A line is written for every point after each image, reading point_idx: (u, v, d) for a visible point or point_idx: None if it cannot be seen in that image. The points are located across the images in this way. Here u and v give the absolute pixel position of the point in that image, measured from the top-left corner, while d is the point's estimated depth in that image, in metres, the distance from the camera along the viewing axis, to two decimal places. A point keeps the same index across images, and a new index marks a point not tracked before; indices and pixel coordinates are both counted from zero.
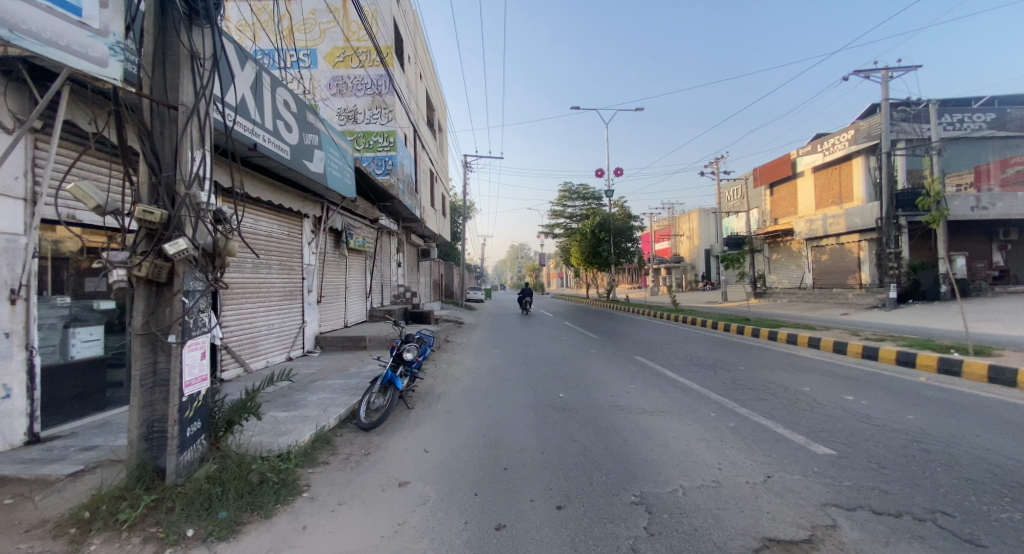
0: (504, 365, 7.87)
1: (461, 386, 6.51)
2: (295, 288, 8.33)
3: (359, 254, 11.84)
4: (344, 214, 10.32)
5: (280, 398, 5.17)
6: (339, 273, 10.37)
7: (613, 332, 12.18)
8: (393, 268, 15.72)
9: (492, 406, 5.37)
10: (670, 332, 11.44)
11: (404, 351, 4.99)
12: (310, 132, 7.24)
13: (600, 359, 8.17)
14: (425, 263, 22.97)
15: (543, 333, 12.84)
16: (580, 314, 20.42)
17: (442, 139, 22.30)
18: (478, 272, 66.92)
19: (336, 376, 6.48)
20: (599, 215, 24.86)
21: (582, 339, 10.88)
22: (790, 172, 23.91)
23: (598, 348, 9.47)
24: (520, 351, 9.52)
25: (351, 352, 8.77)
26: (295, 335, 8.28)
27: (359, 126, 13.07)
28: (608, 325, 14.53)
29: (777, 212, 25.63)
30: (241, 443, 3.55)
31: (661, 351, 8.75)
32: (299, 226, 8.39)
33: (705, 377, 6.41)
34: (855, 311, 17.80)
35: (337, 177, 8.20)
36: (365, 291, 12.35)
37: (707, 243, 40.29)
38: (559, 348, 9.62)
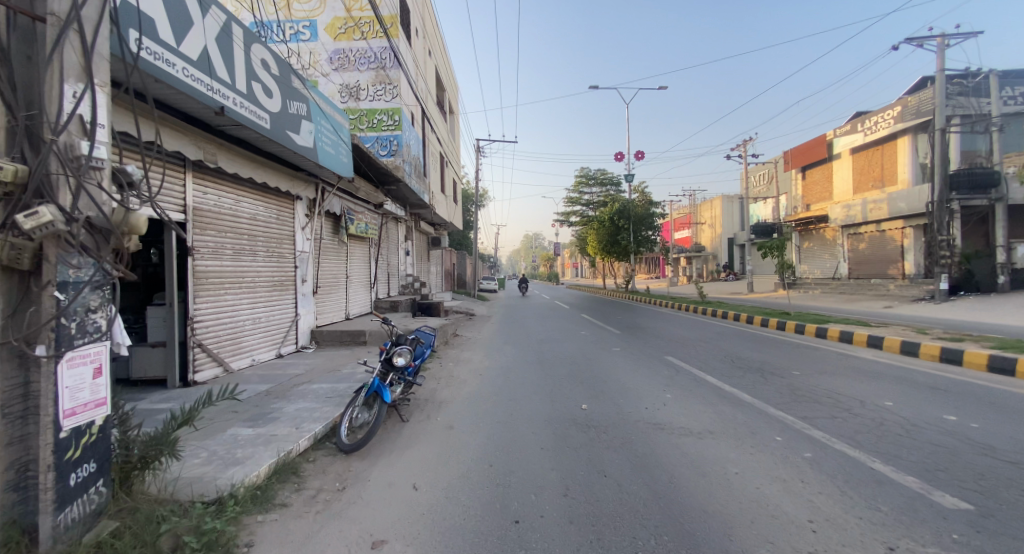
0: (517, 366, 6.96)
1: (467, 392, 5.62)
2: (286, 278, 7.53)
3: (362, 241, 11.00)
4: (342, 197, 9.43)
5: (249, 409, 4.36)
6: (339, 261, 9.55)
7: (636, 326, 11.16)
8: (402, 257, 14.92)
9: (503, 420, 4.46)
10: (699, 327, 10.39)
11: (395, 355, 4.07)
12: (296, 100, 6.33)
13: (626, 358, 7.19)
14: (437, 252, 22.18)
15: (559, 325, 11.90)
16: (598, 306, 19.39)
17: (453, 122, 21.33)
18: (493, 261, 66.14)
19: (324, 379, 5.64)
20: (619, 202, 23.63)
21: (602, 334, 9.90)
22: (826, 155, 22.39)
23: (622, 344, 8.49)
24: (535, 347, 8.60)
25: (349, 348, 7.95)
26: (286, 329, 7.49)
27: (362, 103, 12.12)
28: (630, 319, 13.53)
29: (808, 198, 24.16)
30: (167, 485, 2.69)
31: (695, 349, 7.72)
32: (290, 209, 7.56)
33: (755, 384, 5.40)
34: (899, 303, 16.38)
35: (329, 153, 7.30)
36: (369, 280, 11.55)
37: (731, 232, 38.70)
38: (578, 344, 8.67)
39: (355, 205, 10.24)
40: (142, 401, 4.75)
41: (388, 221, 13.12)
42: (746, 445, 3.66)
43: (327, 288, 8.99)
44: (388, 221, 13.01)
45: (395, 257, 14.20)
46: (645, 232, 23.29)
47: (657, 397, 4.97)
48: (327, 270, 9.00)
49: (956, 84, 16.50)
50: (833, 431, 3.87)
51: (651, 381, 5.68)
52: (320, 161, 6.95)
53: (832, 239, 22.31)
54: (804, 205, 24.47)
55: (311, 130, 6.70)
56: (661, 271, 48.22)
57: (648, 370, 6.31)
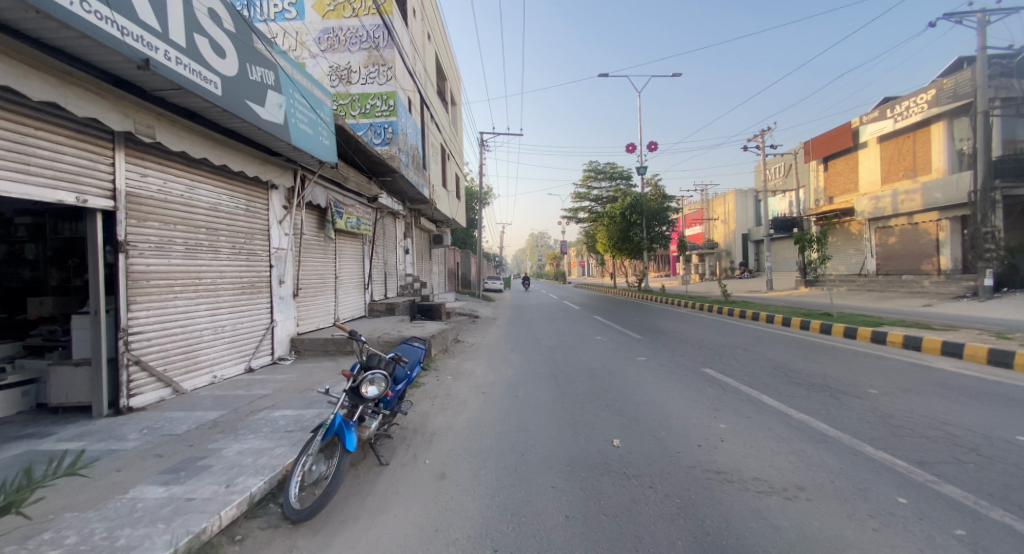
0: (528, 381, 5.87)
1: (467, 417, 4.54)
2: (259, 278, 6.47)
3: (354, 237, 9.94)
4: (329, 188, 8.34)
5: (177, 454, 3.30)
6: (325, 260, 8.51)
7: (658, 329, 10.05)
8: (400, 255, 13.90)
9: (513, 465, 3.37)
10: (730, 330, 9.24)
11: (364, 383, 2.97)
12: (260, 65, 5.28)
13: (656, 371, 6.08)
14: (440, 251, 21.15)
15: (571, 329, 10.82)
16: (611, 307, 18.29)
17: (456, 114, 20.35)
18: (499, 260, 65.23)
19: (290, 404, 4.59)
20: (630, 196, 22.47)
21: (621, 340, 8.79)
22: (851, 144, 21.07)
23: (647, 352, 7.38)
24: (547, 357, 7.50)
25: (333, 359, 6.91)
26: (259, 339, 6.43)
27: (354, 87, 11.06)
28: (650, 320, 12.41)
29: (832, 190, 22.82)
30: None
31: (734, 359, 6.60)
32: (263, 198, 6.51)
33: (830, 407, 4.26)
34: (937, 301, 15.12)
35: (305, 133, 6.23)
36: (362, 280, 10.53)
37: (745, 228, 37.39)
38: (596, 353, 7.58)
39: (345, 199, 9.14)
40: (49, 438, 3.71)
41: (385, 217, 12.07)
42: (862, 513, 2.53)
43: (310, 291, 7.94)
44: (384, 216, 11.94)
45: (393, 255, 13.14)
46: (659, 228, 22.15)
47: (711, 430, 3.86)
48: (310, 269, 7.95)
49: (997, 64, 15.15)
50: (980, 488, 2.69)
51: (695, 403, 4.57)
52: (292, 141, 5.89)
53: (858, 233, 21.04)
54: (827, 198, 23.15)
55: (281, 103, 5.64)
56: (672, 269, 46.93)
57: (687, 387, 5.19)
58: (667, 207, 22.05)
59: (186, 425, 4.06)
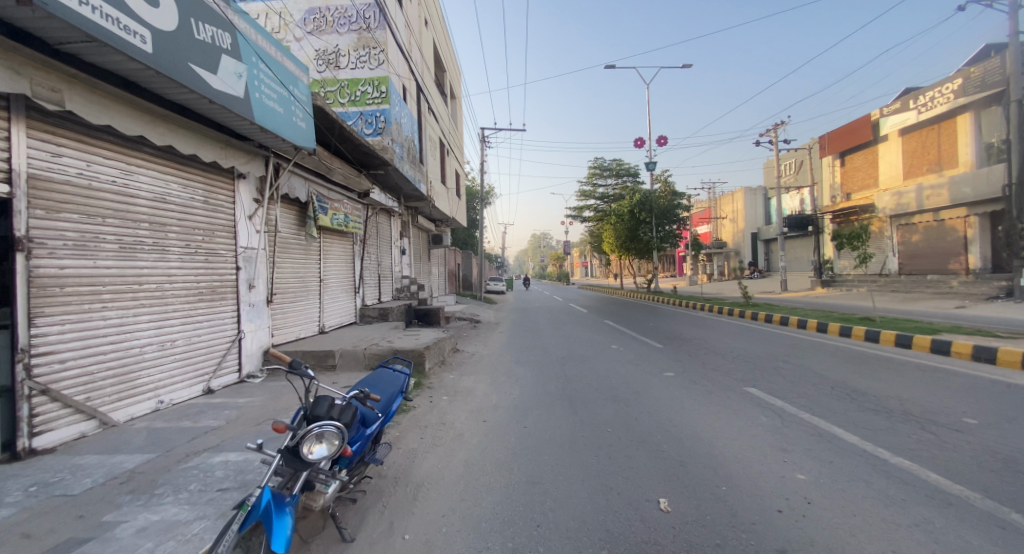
0: (538, 404, 4.91)
1: (462, 458, 3.58)
2: (221, 283, 5.53)
3: (342, 236, 8.99)
4: (311, 181, 7.39)
5: (54, 533, 2.36)
6: (307, 261, 7.56)
7: (678, 335, 9.09)
8: (396, 256, 12.98)
9: (525, 544, 2.40)
10: (760, 337, 8.27)
11: (308, 442, 2.00)
12: (210, 23, 4.34)
13: (690, 390, 5.11)
14: (440, 252, 20.24)
15: (581, 335, 9.86)
16: (620, 309, 17.32)
17: (456, 107, 19.43)
18: (501, 261, 64.38)
19: (239, 442, 3.63)
20: (638, 192, 21.47)
21: (639, 349, 7.81)
22: (871, 138, 20.05)
23: (673, 365, 6.41)
24: (558, 371, 6.54)
25: (310, 375, 5.96)
26: (221, 354, 5.49)
27: (342, 72, 10.13)
28: (665, 323, 11.46)
29: (850, 186, 21.77)
30: None
31: (779, 375, 5.63)
32: (225, 188, 5.58)
33: (932, 447, 3.30)
34: (972, 302, 14.07)
35: (273, 110, 5.29)
36: (352, 283, 9.60)
37: (755, 227, 36.38)
38: (614, 366, 6.61)
39: (330, 193, 8.19)
40: None
41: (379, 214, 11.11)
42: None
43: (289, 296, 6.99)
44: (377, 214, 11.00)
45: (388, 255, 12.20)
46: (669, 227, 21.18)
47: (787, 486, 2.88)
48: (288, 272, 7.00)
49: None
50: None
51: (751, 441, 3.60)
52: (256, 120, 4.95)
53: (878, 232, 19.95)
54: (844, 194, 22.07)
55: (239, 72, 4.71)
56: (679, 269, 45.92)
57: (735, 415, 4.22)
58: (677, 205, 21.05)
59: (95, 478, 3.10)
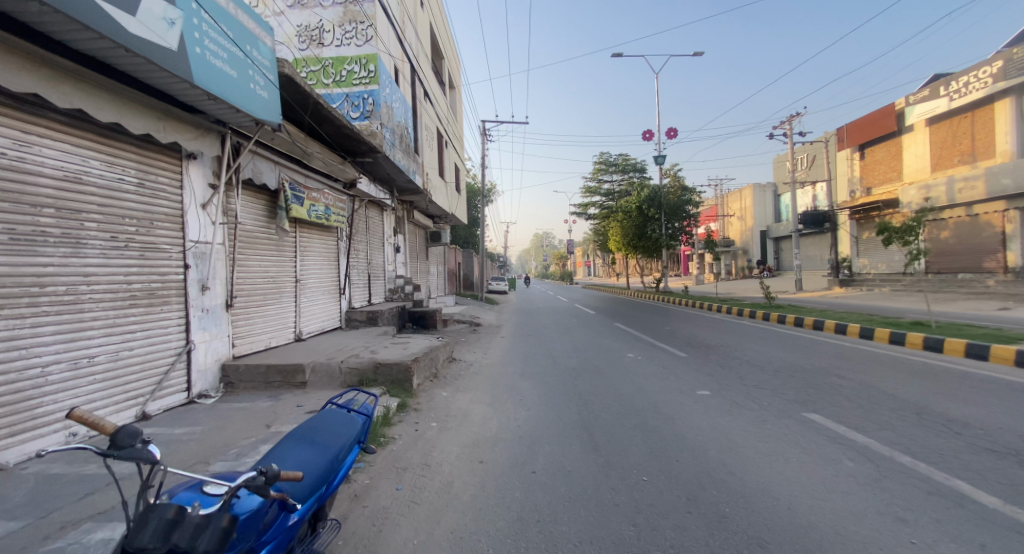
0: (548, 437, 3.91)
1: (450, 529, 2.57)
2: (163, 285, 4.51)
3: (323, 230, 8.02)
4: (282, 165, 6.39)
5: None
6: (279, 258, 6.58)
7: (701, 342, 8.11)
8: (389, 254, 12.02)
9: None
10: (795, 344, 7.30)
11: None
12: None
13: (736, 417, 4.11)
14: (438, 250, 19.31)
15: (591, 341, 8.88)
16: (629, 310, 16.40)
17: (455, 98, 18.48)
18: (502, 260, 63.50)
19: (144, 503, 2.64)
20: (647, 188, 20.47)
21: (661, 359, 6.82)
22: (895, 128, 19.02)
23: (704, 380, 5.43)
24: (567, 387, 5.55)
25: (275, 394, 5.00)
26: (164, 371, 4.48)
27: (326, 50, 9.16)
28: (681, 326, 10.49)
29: (870, 180, 20.72)
30: None
31: (839, 396, 4.65)
32: (167, 169, 4.57)
33: None
34: (1015, 303, 13.02)
35: (222, 71, 4.30)
36: (337, 284, 8.63)
37: (763, 225, 35.39)
38: (634, 380, 5.63)
39: (307, 181, 7.20)
40: None
41: (367, 207, 10.13)
42: None
43: (256, 300, 6.00)
44: (366, 206, 10.02)
45: (379, 253, 11.21)
46: (680, 224, 20.16)
47: None
48: (255, 270, 6.01)
49: None
50: None
51: (852, 504, 2.60)
52: (196, 82, 3.96)
53: None
54: (864, 189, 21.02)
55: (173, 19, 3.72)
56: (684, 268, 44.98)
57: (808, 458, 3.23)
58: (689, 200, 19.98)
59: None
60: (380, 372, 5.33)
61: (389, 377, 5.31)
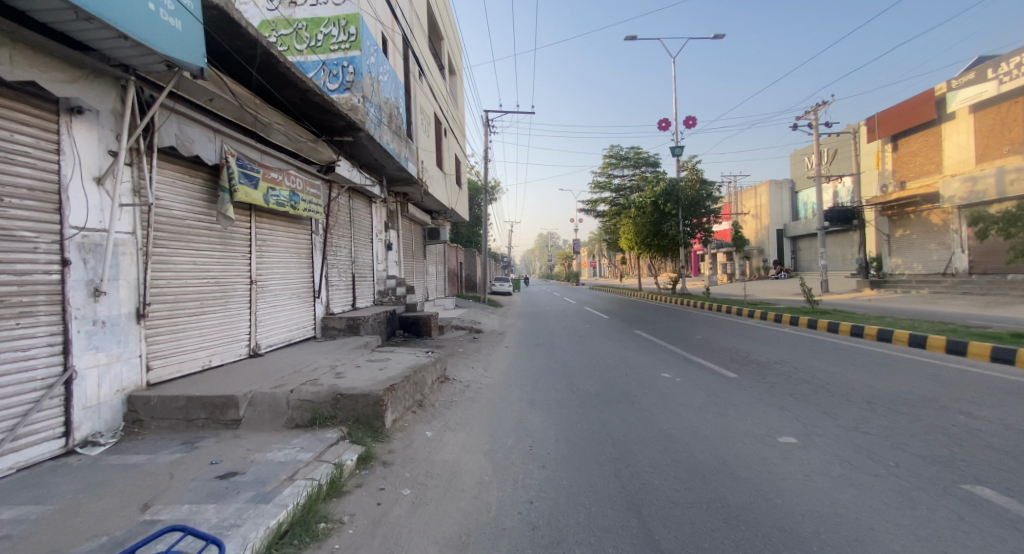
0: (578, 532, 2.46)
1: None
2: (21, 288, 3.06)
3: (291, 220, 6.63)
4: (227, 136, 5.02)
5: None
6: (224, 254, 5.19)
7: (748, 357, 6.69)
8: (380, 251, 10.65)
9: None
10: (871, 363, 5.88)
11: None
12: None
13: (866, 494, 2.68)
14: (438, 248, 17.96)
15: (612, 355, 7.46)
16: (646, 314, 15.04)
17: (456, 84, 17.12)
18: (507, 260, 62.09)
19: None
20: (663, 181, 19.01)
21: (707, 382, 5.41)
22: (935, 117, 17.56)
23: (781, 420, 3.99)
24: (593, 425, 4.13)
25: (192, 440, 3.61)
26: (21, 413, 3.01)
27: (300, 10, 7.79)
28: (713, 335, 9.05)
29: (905, 173, 19.22)
30: None
31: (993, 451, 3.21)
32: (32, 123, 3.19)
33: None
34: None
35: None
36: (311, 286, 7.24)
37: (780, 223, 33.92)
38: (684, 418, 4.19)
39: (265, 159, 5.79)
40: None
41: (350, 197, 8.74)
42: None
43: (186, 306, 4.60)
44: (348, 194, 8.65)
45: (366, 251, 9.82)
46: (699, 220, 18.69)
47: None
48: (185, 269, 4.60)
49: None
50: None
51: None
52: None
53: (943, 225, 17.60)
54: (898, 182, 19.52)
55: None
56: (695, 269, 43.56)
57: None
58: (707, 194, 18.45)
59: None
60: (341, 407, 3.93)
61: (353, 413, 3.92)
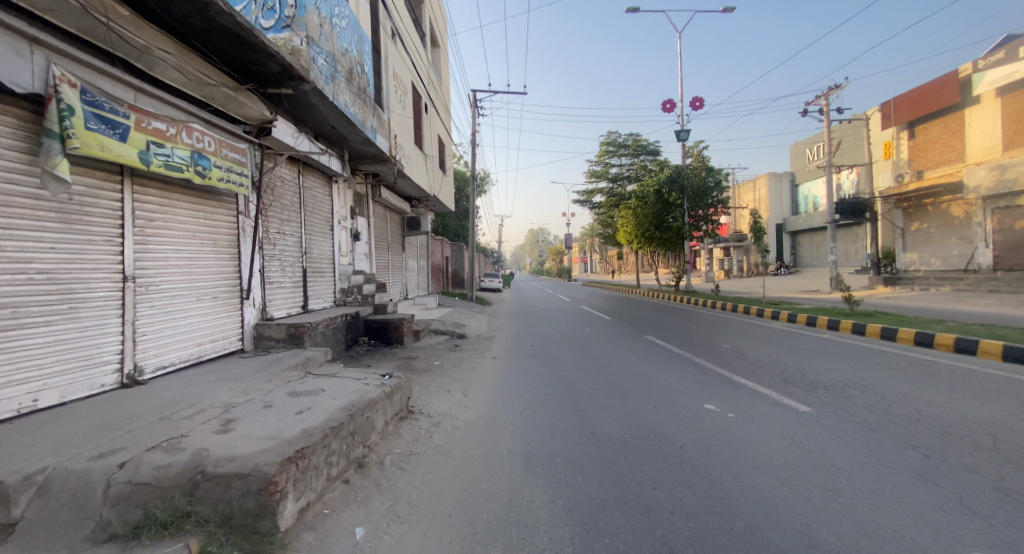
0: None
1: None
2: None
3: (199, 194, 4.90)
4: (56, 55, 3.26)
5: None
6: (68, 233, 3.51)
7: (808, 378, 5.13)
8: (343, 240, 8.90)
9: None
10: (988, 392, 4.32)
11: None
12: None
13: None
14: (421, 241, 16.24)
15: (627, 372, 5.84)
16: (651, 314, 13.50)
17: (440, 57, 15.33)
18: (498, 255, 60.37)
19: None
20: (667, 168, 17.42)
21: (775, 421, 3.83)
22: (958, 101, 16.20)
23: (940, 507, 2.41)
24: (634, 520, 2.48)
25: None
26: None
27: None
28: (742, 342, 7.48)
29: (922, 162, 17.92)
30: None
31: None
32: None
33: None
34: None
35: None
36: (236, 283, 5.50)
37: (780, 217, 32.71)
38: (776, 502, 2.58)
39: (140, 100, 3.98)
40: None
41: (296, 171, 7.04)
42: None
43: None
44: (294, 166, 6.93)
45: (325, 241, 8.11)
46: (705, 211, 17.21)
47: None
48: None
49: None
50: None
51: None
52: None
53: (966, 218, 16.36)
54: (914, 172, 18.22)
55: None
56: (691, 265, 42.35)
57: None
58: (714, 183, 16.93)
59: None
60: (200, 497, 2.27)
61: (219, 507, 2.26)
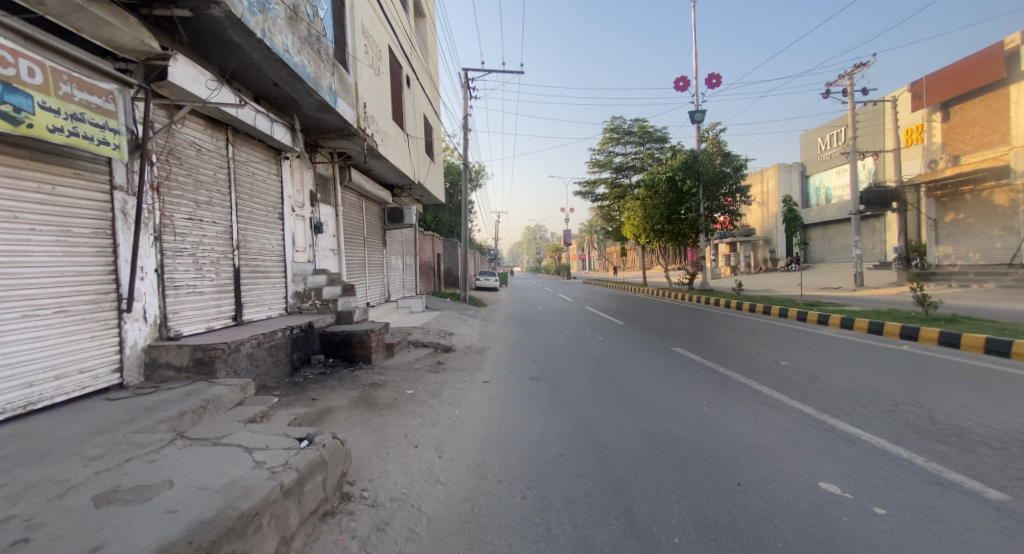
0: None
1: None
2: None
3: (28, 155, 3.24)
4: None
5: None
6: None
7: (945, 425, 3.45)
8: (297, 232, 7.14)
9: None
10: None
11: None
12: None
13: None
14: (406, 236, 14.49)
15: (668, 410, 4.13)
16: (668, 315, 11.83)
17: (426, 28, 13.54)
18: (495, 252, 58.65)
19: None
20: (679, 152, 15.71)
21: (969, 534, 2.15)
22: (1004, 76, 14.49)
23: None
24: None
25: None
26: None
27: None
28: (804, 358, 5.79)
29: (958, 146, 16.40)
30: None
31: None
32: None
33: None
34: None
35: None
36: (106, 290, 3.78)
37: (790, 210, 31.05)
38: None
39: None
40: None
41: (222, 140, 5.33)
42: None
43: None
44: (215, 132, 5.21)
45: (270, 233, 6.39)
46: (722, 200, 15.54)
47: None
48: None
49: None
50: None
51: None
52: None
53: (1010, 206, 14.86)
54: (949, 157, 16.71)
55: None
56: None
57: None
58: (731, 169, 15.26)
59: None
60: None
61: None
